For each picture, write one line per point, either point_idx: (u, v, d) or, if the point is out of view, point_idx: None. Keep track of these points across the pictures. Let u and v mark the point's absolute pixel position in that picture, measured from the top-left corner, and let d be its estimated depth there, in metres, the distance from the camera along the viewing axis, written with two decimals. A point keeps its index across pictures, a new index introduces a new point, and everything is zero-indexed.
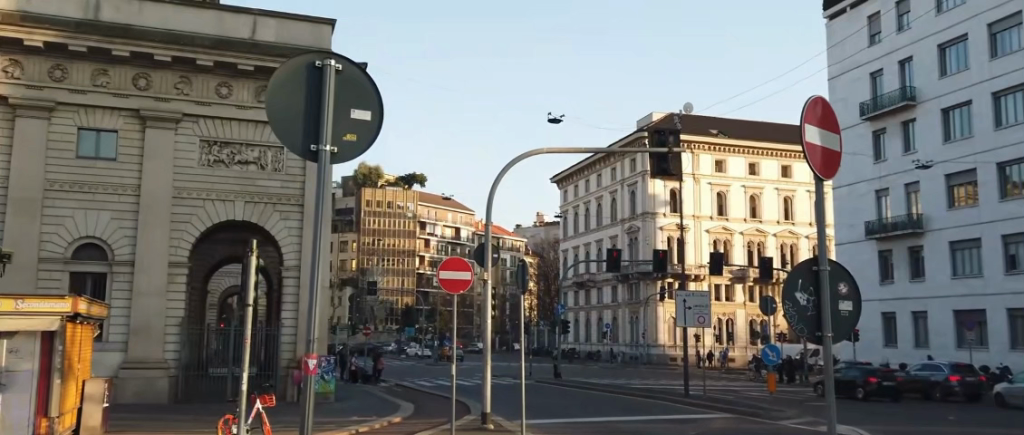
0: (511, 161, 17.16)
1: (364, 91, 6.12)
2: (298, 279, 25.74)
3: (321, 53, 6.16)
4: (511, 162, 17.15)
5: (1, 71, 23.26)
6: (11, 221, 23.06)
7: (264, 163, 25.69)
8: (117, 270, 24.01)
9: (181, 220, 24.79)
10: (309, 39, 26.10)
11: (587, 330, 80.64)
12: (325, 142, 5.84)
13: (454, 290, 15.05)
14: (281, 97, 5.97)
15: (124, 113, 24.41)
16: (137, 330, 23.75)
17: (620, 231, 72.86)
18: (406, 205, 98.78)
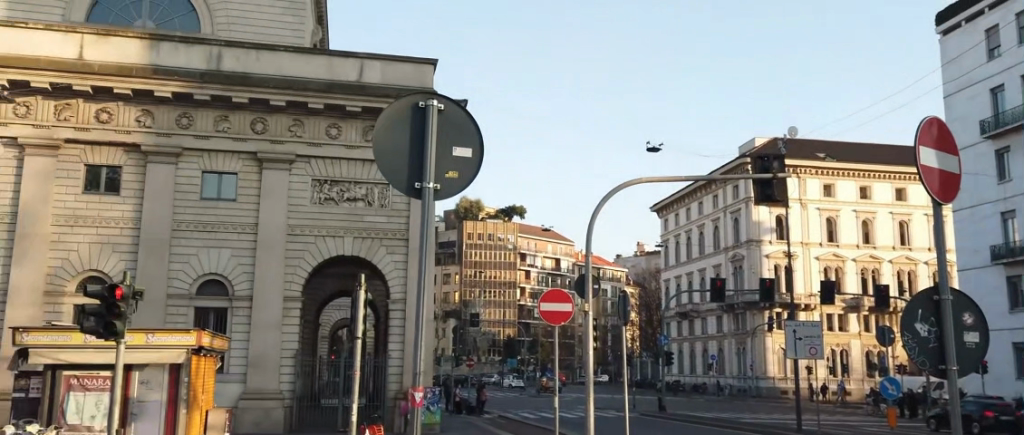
0: (611, 191, 17.20)
1: (464, 130, 6.78)
2: (404, 312, 26.42)
3: (424, 95, 6.81)
4: (611, 192, 17.19)
5: (134, 121, 25.18)
6: (142, 260, 24.73)
7: (371, 199, 26.69)
8: (236, 305, 25.32)
9: (295, 256, 25.96)
10: (413, 79, 27.09)
11: (692, 361, 78.73)
12: (429, 181, 6.55)
13: (556, 322, 15.10)
14: (388, 138, 6.66)
15: (243, 156, 25.90)
16: (254, 363, 24.89)
17: (724, 260, 71.18)
18: (507, 237, 99.84)
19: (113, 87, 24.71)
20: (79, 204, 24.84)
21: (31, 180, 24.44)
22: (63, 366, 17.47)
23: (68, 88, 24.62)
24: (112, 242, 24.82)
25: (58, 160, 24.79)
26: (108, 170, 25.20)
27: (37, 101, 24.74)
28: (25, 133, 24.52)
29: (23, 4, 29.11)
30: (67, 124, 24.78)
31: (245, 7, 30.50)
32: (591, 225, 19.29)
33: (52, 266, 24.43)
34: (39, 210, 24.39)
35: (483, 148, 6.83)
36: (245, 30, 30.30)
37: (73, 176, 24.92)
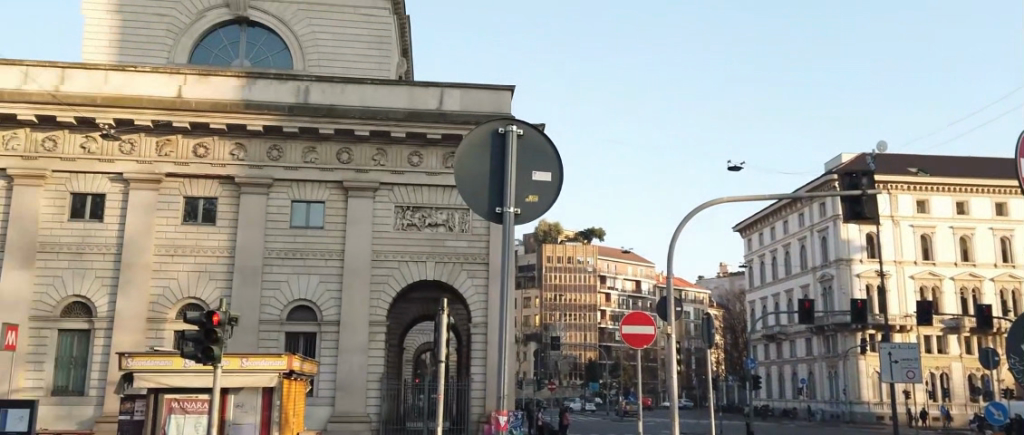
0: (692, 211, 17.03)
1: (543, 155, 6.92)
2: (486, 336, 26.62)
3: (504, 121, 6.98)
4: (692, 212, 17.01)
5: (229, 154, 26.41)
6: (237, 287, 25.75)
7: (452, 224, 27.15)
8: (324, 330, 26.05)
9: (380, 281, 26.58)
10: (491, 105, 27.62)
11: (781, 385, 76.35)
12: (510, 205, 6.70)
13: (638, 345, 14.97)
14: (469, 164, 6.84)
15: (330, 186, 26.77)
16: (342, 386, 25.50)
17: (812, 280, 69.01)
18: (586, 260, 99.56)
19: (208, 122, 26.00)
20: (178, 234, 26.11)
21: (135, 212, 25.85)
22: (164, 390, 18.34)
23: (168, 125, 26.04)
24: (209, 270, 25.97)
25: (159, 193, 26.17)
26: (204, 202, 26.44)
27: (140, 138, 26.25)
28: (129, 168, 26.03)
29: (127, 47, 31.00)
30: (167, 159, 26.19)
31: (333, 43, 31.75)
32: (673, 246, 19.14)
33: (154, 294, 25.70)
34: (143, 241, 25.75)
35: (562, 172, 6.96)
36: (335, 66, 31.59)
37: (173, 207, 26.23)
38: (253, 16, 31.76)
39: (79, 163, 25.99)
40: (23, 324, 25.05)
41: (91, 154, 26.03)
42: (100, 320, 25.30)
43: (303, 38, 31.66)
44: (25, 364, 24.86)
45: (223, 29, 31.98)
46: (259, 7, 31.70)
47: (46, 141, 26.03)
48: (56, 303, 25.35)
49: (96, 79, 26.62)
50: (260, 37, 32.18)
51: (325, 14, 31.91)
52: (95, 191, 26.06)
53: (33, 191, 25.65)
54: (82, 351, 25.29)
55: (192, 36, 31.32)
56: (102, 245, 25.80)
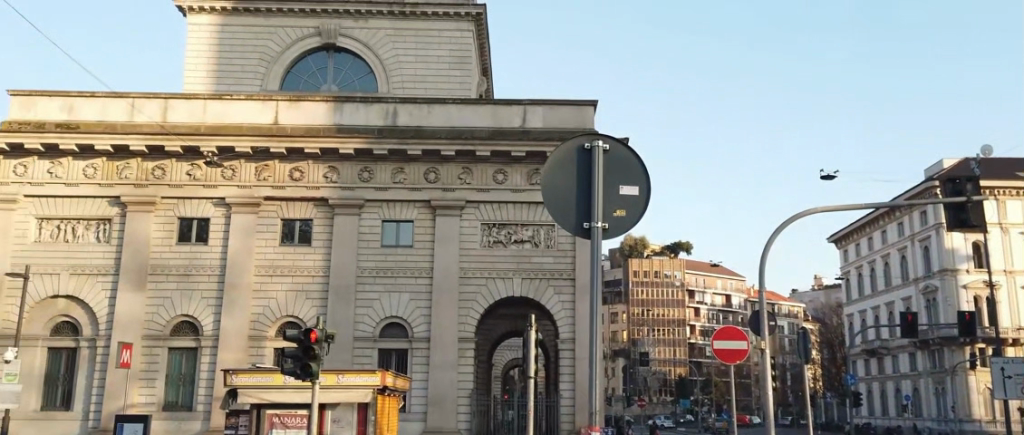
0: (783, 222, 16.64)
1: (630, 169, 6.92)
2: (574, 352, 26.55)
3: (589, 137, 7.04)
4: (783, 224, 16.60)
5: (323, 177, 27.38)
6: (331, 305, 26.56)
7: (538, 240, 27.32)
8: (415, 346, 26.55)
9: (468, 298, 26.92)
10: (574, 120, 27.81)
11: (883, 402, 73.08)
12: (597, 220, 6.73)
13: (730, 360, 14.66)
14: (555, 181, 6.90)
15: (418, 205, 27.36)
16: (433, 402, 25.89)
17: (914, 292, 65.93)
18: (674, 273, 98.11)
19: (304, 147, 27.06)
20: (277, 255, 27.14)
21: (236, 235, 27.06)
22: (267, 405, 19.10)
23: (266, 151, 27.23)
24: (306, 289, 26.90)
25: (259, 216, 27.30)
26: (300, 223, 27.43)
27: (241, 165, 27.52)
28: (231, 193, 27.31)
29: (227, 77, 32.59)
30: (266, 183, 27.35)
31: (418, 66, 32.62)
32: (763, 259, 18.74)
33: (255, 313, 26.76)
34: (244, 262, 26.89)
35: (650, 186, 6.93)
36: (418, 88, 32.45)
37: (271, 229, 27.32)
38: (342, 42, 32.87)
39: (185, 189, 27.44)
40: (136, 343, 26.44)
41: (197, 181, 27.45)
42: (206, 338, 26.52)
43: (387, 62, 32.59)
44: (139, 381, 26.24)
45: (312, 55, 33.21)
46: (349, 34, 32.80)
47: (156, 169, 27.58)
48: (166, 323, 26.71)
49: (200, 109, 28.14)
50: (346, 62, 33.24)
51: (408, 37, 32.79)
52: (200, 215, 27.42)
53: (145, 217, 27.19)
54: (190, 368, 26.54)
55: (283, 64, 32.68)
56: (207, 267, 27.09)
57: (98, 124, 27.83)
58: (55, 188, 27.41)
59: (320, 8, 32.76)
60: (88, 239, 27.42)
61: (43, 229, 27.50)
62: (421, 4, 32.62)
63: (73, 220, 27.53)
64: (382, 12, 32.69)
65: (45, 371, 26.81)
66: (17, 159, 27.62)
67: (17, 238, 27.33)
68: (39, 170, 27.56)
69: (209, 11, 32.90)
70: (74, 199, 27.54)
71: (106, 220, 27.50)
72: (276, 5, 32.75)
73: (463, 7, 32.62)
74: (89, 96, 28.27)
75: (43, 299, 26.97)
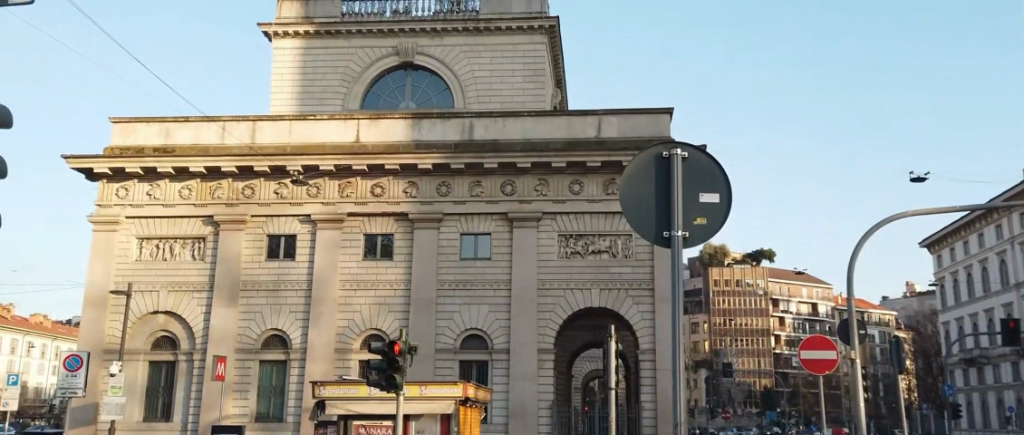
0: (871, 227, 16.13)
1: (710, 177, 6.88)
2: (655, 363, 26.27)
3: (667, 146, 7.04)
4: (871, 228, 16.10)
5: (403, 192, 28.04)
6: (413, 318, 27.07)
7: (615, 250, 27.22)
8: (496, 358, 26.77)
9: (546, 309, 27.00)
10: (650, 129, 27.73)
11: (985, 415, 69.46)
12: (677, 229, 6.71)
13: (818, 371, 14.28)
14: (635, 192, 6.93)
15: (495, 217, 27.67)
16: (515, 413, 26.04)
17: (1015, 297, 62.62)
18: (756, 282, 95.90)
19: (384, 164, 27.75)
20: (360, 269, 27.85)
21: (322, 251, 27.90)
22: (354, 416, 19.64)
23: (348, 168, 28.05)
24: (388, 303, 27.49)
25: (342, 232, 28.10)
26: (382, 237, 28.10)
27: (325, 182, 28.42)
28: (316, 209, 28.21)
29: (310, 98, 33.73)
30: (349, 200, 28.16)
31: (493, 81, 33.07)
32: (853, 262, 18.23)
33: (341, 326, 27.49)
34: (329, 277, 27.68)
35: (732, 193, 6.85)
36: (493, 102, 32.90)
37: (354, 244, 28.07)
38: (419, 60, 33.62)
39: (273, 207, 28.49)
40: (230, 356, 27.50)
41: (284, 199, 28.48)
42: (295, 351, 27.39)
43: (463, 77, 33.15)
44: (233, 393, 27.30)
45: (391, 74, 34.02)
46: (425, 52, 33.52)
47: (246, 189, 28.76)
48: (257, 337, 27.72)
49: (285, 129, 29.25)
50: (423, 79, 33.98)
51: (483, 53, 33.30)
52: (287, 232, 28.41)
53: (236, 235, 28.33)
54: (280, 380, 27.47)
55: (363, 83, 33.64)
56: (295, 282, 28.01)
57: (192, 147, 29.24)
58: (154, 209, 28.89)
59: (397, 27, 33.60)
60: (184, 257, 28.77)
61: (143, 248, 29.00)
62: (495, 19, 33.09)
63: (170, 239, 28.94)
64: (457, 29, 33.30)
65: (147, 384, 28.19)
66: (120, 182, 29.25)
67: (120, 257, 28.91)
68: (139, 193, 29.12)
69: (293, 35, 34.17)
70: (171, 219, 28.94)
71: (200, 238, 28.80)
72: (355, 26, 33.74)
73: (536, 20, 32.93)
74: (183, 121, 29.72)
75: (144, 315, 28.39)
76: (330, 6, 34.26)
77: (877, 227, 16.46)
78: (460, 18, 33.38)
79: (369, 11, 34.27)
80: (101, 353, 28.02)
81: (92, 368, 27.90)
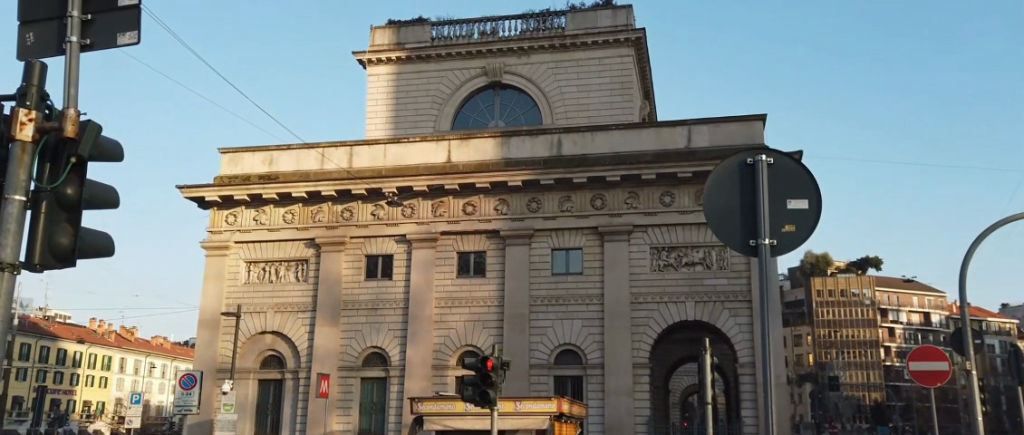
0: (984, 232, 15.51)
1: (800, 181, 6.22)
2: (754, 377, 25.74)
3: (752, 151, 6.38)
4: (984, 233, 15.48)
5: (494, 210, 28.62)
6: (507, 333, 27.42)
7: (709, 262, 26.93)
8: (590, 372, 26.80)
9: (640, 323, 26.86)
10: (742, 137, 27.56)
11: None
12: (765, 237, 6.07)
13: (929, 383, 13.81)
14: (718, 198, 6.28)
15: (586, 232, 27.82)
16: (611, 427, 25.98)
17: None
18: (862, 291, 92.51)
19: (475, 183, 28.39)
20: (454, 287, 28.43)
21: (418, 269, 28.69)
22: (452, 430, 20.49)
23: (440, 188, 28.86)
24: (483, 319, 27.95)
25: (437, 250, 28.84)
26: (475, 255, 28.69)
27: (418, 202, 29.35)
28: (411, 229, 29.12)
29: (404, 122, 34.92)
30: (442, 219, 28.95)
31: (581, 96, 33.36)
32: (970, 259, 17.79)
33: (437, 343, 28.09)
34: (425, 295, 28.38)
35: (823, 198, 6.17)
36: (582, 117, 33.20)
37: (448, 262, 28.73)
38: (507, 79, 34.29)
39: (371, 229, 29.55)
40: (333, 374, 28.55)
41: (381, 220, 29.52)
42: (394, 368, 28.19)
43: (551, 94, 33.61)
44: (337, 410, 28.32)
45: (480, 94, 34.86)
46: (513, 71, 34.18)
47: (345, 211, 29.96)
48: (358, 354, 28.69)
49: (381, 152, 30.51)
50: (512, 98, 34.66)
51: (570, 68, 33.66)
52: (384, 252, 29.38)
53: (337, 256, 29.50)
54: (381, 396, 28.31)
55: (454, 104, 34.53)
56: (393, 301, 28.89)
57: (294, 173, 30.77)
58: (260, 233, 30.50)
59: (485, 48, 34.30)
60: (289, 278, 30.15)
61: (251, 271, 30.57)
62: (582, 34, 33.34)
63: (276, 261, 30.40)
64: (543, 46, 33.77)
65: (257, 400, 29.64)
66: (229, 209, 31.06)
67: (230, 280, 30.59)
68: (246, 218, 30.82)
69: (385, 61, 35.45)
70: (276, 243, 30.42)
71: (304, 260, 30.14)
72: (444, 50, 34.67)
73: (622, 33, 32.98)
74: (286, 149, 31.35)
75: (253, 334, 29.84)
76: (420, 31, 35.36)
77: (993, 229, 15.80)
78: (546, 35, 33.82)
79: (457, 34, 35.16)
80: (213, 372, 29.57)
81: (207, 386, 29.52)
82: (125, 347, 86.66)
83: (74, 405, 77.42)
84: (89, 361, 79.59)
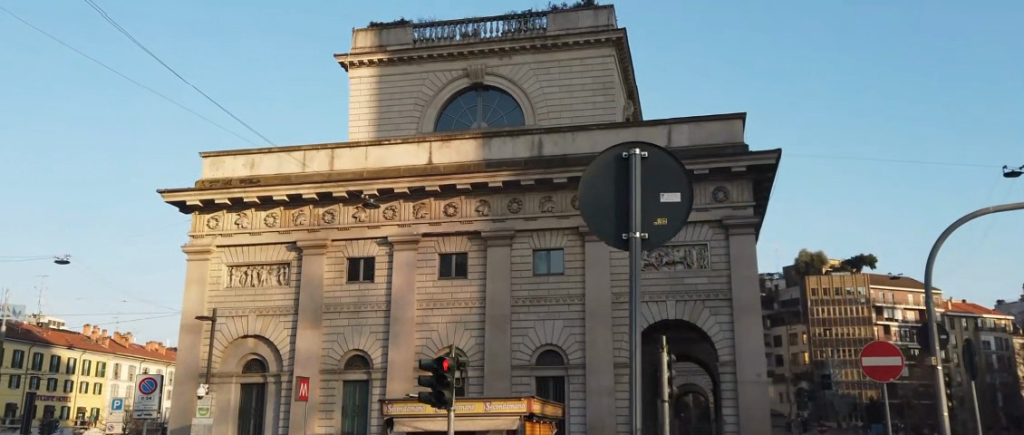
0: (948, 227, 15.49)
1: (672, 175, 6.18)
2: (735, 375, 25.70)
3: (628, 145, 6.36)
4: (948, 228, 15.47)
5: (475, 211, 28.61)
6: (489, 334, 27.36)
7: (690, 261, 26.95)
8: (572, 373, 26.74)
9: (622, 322, 26.83)
10: (722, 137, 27.60)
11: None
12: (635, 230, 6.03)
13: (881, 378, 13.72)
14: (592, 192, 6.26)
15: (567, 232, 27.77)
16: (593, 425, 25.92)
17: None
18: (857, 290, 92.64)
19: (454, 184, 28.39)
20: (436, 288, 28.41)
21: (400, 271, 28.67)
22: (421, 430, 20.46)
23: (421, 190, 28.87)
24: (464, 320, 27.92)
25: (419, 251, 28.82)
26: (457, 256, 28.68)
27: (400, 204, 29.35)
28: (393, 232, 29.10)
29: (387, 123, 34.87)
30: (423, 220, 28.93)
31: (563, 96, 33.31)
32: (936, 252, 17.79)
33: (419, 345, 28.08)
34: (407, 298, 28.36)
35: (695, 190, 6.14)
36: (564, 117, 33.13)
37: (430, 264, 28.73)
38: (489, 80, 34.29)
39: (352, 231, 29.53)
40: (315, 377, 28.47)
41: (363, 223, 29.51)
42: (376, 371, 28.15)
43: (533, 95, 33.58)
44: (319, 413, 28.22)
45: (462, 96, 34.86)
46: (495, 72, 34.18)
47: (326, 214, 29.96)
48: (341, 357, 28.65)
49: (362, 155, 30.56)
50: (494, 99, 34.63)
51: (552, 69, 33.62)
52: (366, 254, 29.35)
53: (319, 259, 29.45)
54: (363, 399, 28.27)
55: (437, 105, 34.51)
56: (374, 303, 28.84)
57: (276, 176, 30.80)
58: (242, 237, 30.51)
59: (467, 50, 34.30)
60: (271, 282, 30.11)
61: (234, 274, 30.56)
62: (563, 35, 33.33)
63: (257, 265, 30.37)
64: (525, 47, 33.76)
65: (239, 404, 29.56)
66: (211, 213, 31.08)
67: (212, 284, 30.58)
68: (228, 222, 30.84)
69: (368, 64, 35.45)
70: (258, 246, 30.40)
71: (286, 264, 30.12)
72: (427, 51, 34.69)
73: (603, 34, 33.02)
74: (267, 153, 31.36)
75: (236, 338, 29.85)
76: (402, 34, 35.41)
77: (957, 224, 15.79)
78: (528, 36, 33.84)
79: (440, 35, 35.19)
80: (196, 376, 29.56)
81: (188, 390, 29.49)
82: (118, 353, 86.82)
83: (69, 411, 77.60)
84: (83, 368, 79.74)
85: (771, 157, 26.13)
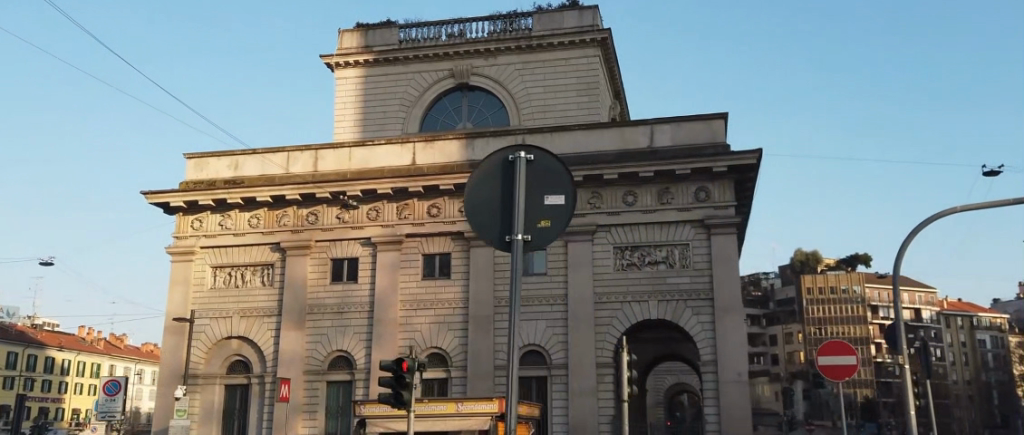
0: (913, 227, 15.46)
1: (556, 177, 6.18)
2: (717, 375, 25.65)
3: (515, 148, 6.36)
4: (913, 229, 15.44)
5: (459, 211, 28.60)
6: (472, 335, 27.32)
7: (672, 261, 26.89)
8: (554, 373, 26.69)
9: (604, 322, 26.81)
10: (704, 137, 27.57)
11: None
12: (518, 232, 6.02)
13: (837, 377, 13.63)
14: (478, 195, 6.26)
15: None
16: (575, 425, 25.90)
17: None
18: (852, 288, 92.20)
19: (437, 185, 28.38)
20: (420, 289, 28.41)
21: (383, 272, 28.66)
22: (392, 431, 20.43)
23: (404, 191, 28.87)
24: (447, 321, 27.91)
25: (402, 252, 28.81)
26: (440, 256, 28.69)
27: (383, 205, 29.35)
28: (375, 232, 29.09)
29: (372, 124, 34.85)
30: (406, 221, 28.94)
31: (547, 96, 33.28)
32: (903, 252, 17.75)
33: (402, 345, 28.08)
34: (390, 298, 28.36)
35: (578, 193, 6.14)
36: (548, 117, 33.10)
37: (413, 264, 28.72)
38: (474, 81, 34.29)
39: (336, 232, 29.53)
40: (298, 378, 28.45)
41: (346, 223, 29.51)
42: (360, 371, 28.15)
43: (518, 95, 33.56)
44: (302, 414, 28.21)
45: (448, 96, 34.84)
46: (479, 73, 34.18)
47: (310, 215, 29.95)
48: (324, 357, 28.63)
49: (346, 156, 30.56)
50: (478, 99, 34.61)
51: (536, 69, 33.60)
52: (349, 255, 29.35)
53: (301, 260, 29.44)
54: (346, 400, 28.26)
55: (422, 106, 34.50)
56: (357, 304, 28.83)
57: (260, 177, 30.80)
58: (226, 238, 30.51)
59: (452, 50, 34.30)
60: (255, 283, 30.11)
61: (217, 276, 30.56)
62: (548, 35, 33.32)
63: (240, 266, 30.37)
64: (509, 48, 33.75)
65: (223, 406, 29.53)
66: (194, 214, 31.09)
67: (196, 286, 30.58)
68: (212, 223, 30.85)
69: (353, 64, 35.44)
70: (242, 247, 30.40)
71: (269, 265, 30.11)
72: (412, 52, 34.68)
73: (587, 34, 32.99)
74: (251, 154, 31.35)
75: (219, 339, 29.85)
76: (388, 34, 35.41)
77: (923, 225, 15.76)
78: (513, 36, 33.83)
79: (426, 36, 35.18)
80: (179, 377, 29.55)
81: (171, 392, 29.48)
82: (113, 353, 86.91)
83: (64, 413, 77.68)
84: (77, 369, 79.80)
85: (751, 156, 26.09)
